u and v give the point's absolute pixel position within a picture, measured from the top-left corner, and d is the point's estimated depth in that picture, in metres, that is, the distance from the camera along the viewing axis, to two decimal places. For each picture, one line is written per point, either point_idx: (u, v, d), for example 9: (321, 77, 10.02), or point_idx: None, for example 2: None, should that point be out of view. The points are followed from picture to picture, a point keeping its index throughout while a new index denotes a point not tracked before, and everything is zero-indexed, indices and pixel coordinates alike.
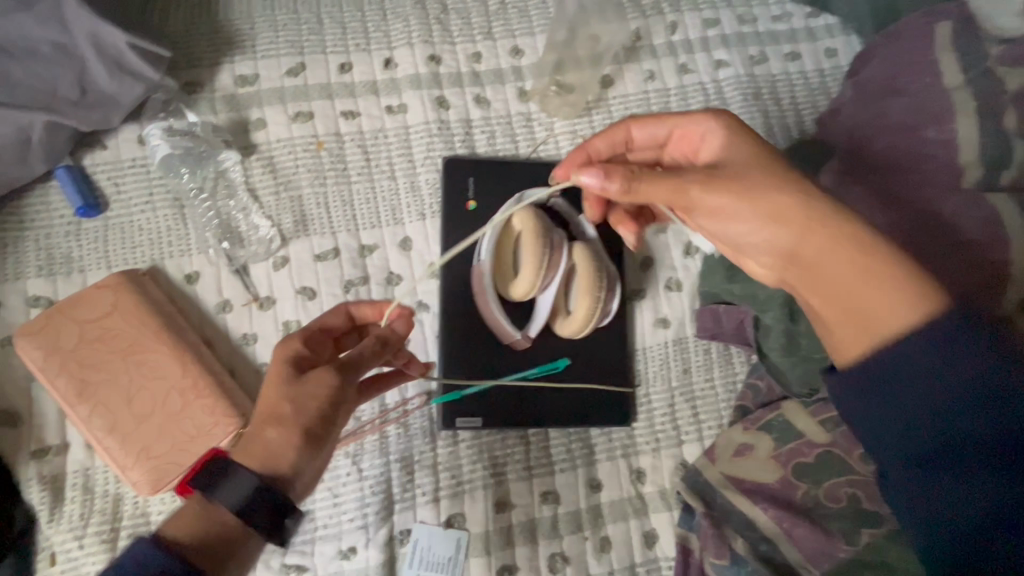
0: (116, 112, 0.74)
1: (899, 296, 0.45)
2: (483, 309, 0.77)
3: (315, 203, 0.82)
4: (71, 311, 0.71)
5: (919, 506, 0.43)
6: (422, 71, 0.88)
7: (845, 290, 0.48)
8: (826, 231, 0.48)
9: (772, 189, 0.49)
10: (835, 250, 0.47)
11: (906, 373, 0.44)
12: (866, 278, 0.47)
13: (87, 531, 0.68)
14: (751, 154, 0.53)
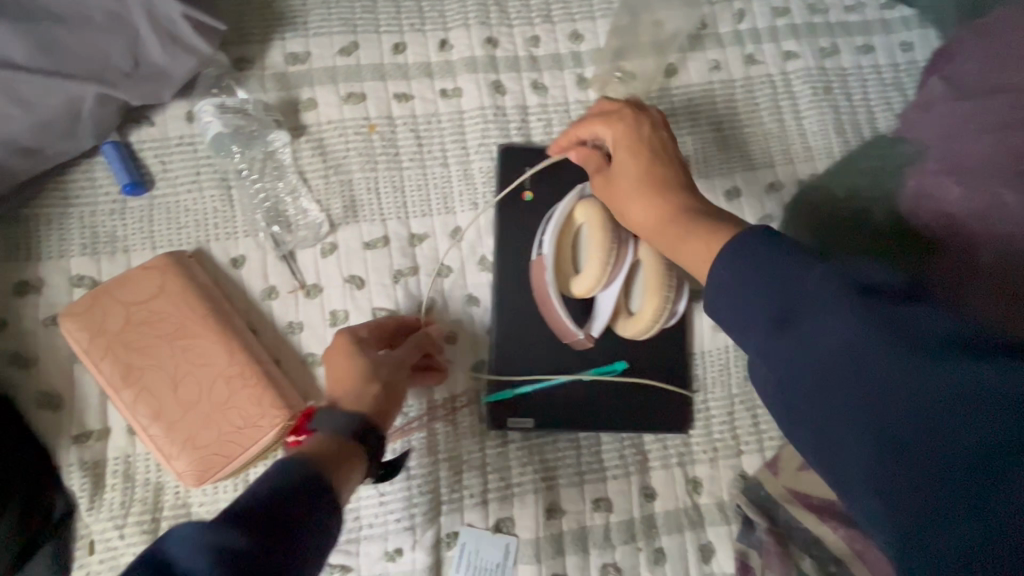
0: (168, 87, 0.71)
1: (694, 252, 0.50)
2: (543, 306, 0.73)
3: (365, 188, 0.78)
4: (115, 293, 0.68)
5: (844, 487, 0.37)
6: (479, 54, 0.84)
7: (680, 251, 0.52)
8: (675, 212, 0.54)
9: (649, 180, 0.57)
10: (673, 225, 0.53)
11: (807, 316, 0.39)
12: (679, 242, 0.52)
13: (128, 520, 0.66)
14: (635, 159, 0.59)
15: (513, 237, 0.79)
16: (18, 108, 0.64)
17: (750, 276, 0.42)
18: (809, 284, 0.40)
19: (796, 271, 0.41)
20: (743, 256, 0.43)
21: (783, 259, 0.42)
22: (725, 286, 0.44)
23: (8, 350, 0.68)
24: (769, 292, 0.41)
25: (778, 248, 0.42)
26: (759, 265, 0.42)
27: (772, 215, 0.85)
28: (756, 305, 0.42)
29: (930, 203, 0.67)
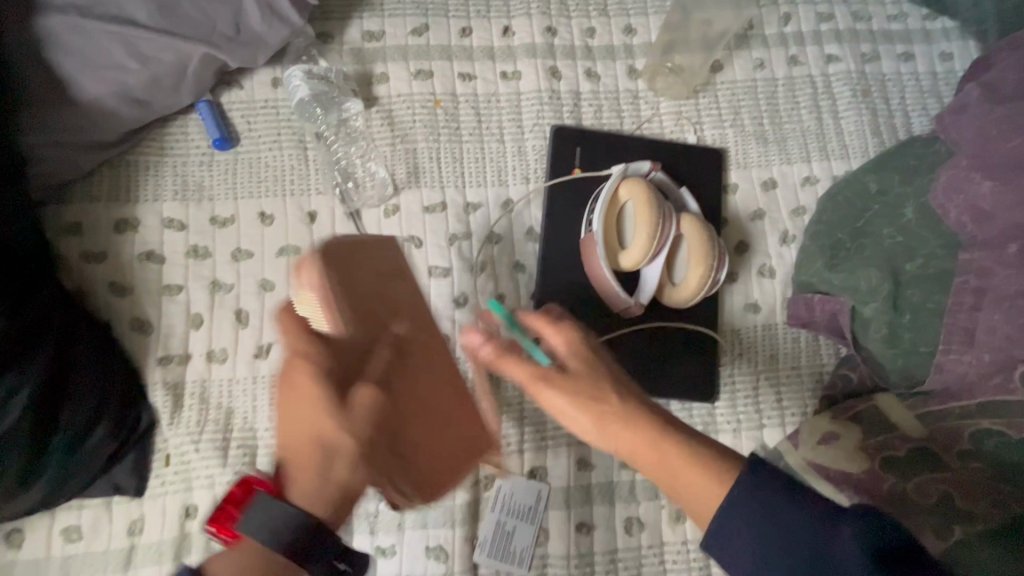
0: (262, 52, 0.80)
1: (687, 478, 0.48)
2: (595, 277, 0.78)
3: (428, 157, 0.85)
4: (356, 249, 0.56)
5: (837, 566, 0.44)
6: (538, 41, 0.91)
7: (671, 479, 0.49)
8: (645, 426, 0.50)
9: (601, 405, 0.51)
10: (669, 465, 0.49)
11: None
12: (672, 462, 0.49)
13: (203, 437, 0.73)
14: (607, 424, 0.51)
15: (561, 210, 0.85)
16: (137, 63, 0.75)
17: (768, 528, 0.46)
18: (841, 543, 0.44)
19: (813, 526, 0.45)
20: (746, 503, 0.46)
21: (790, 510, 0.45)
22: (736, 527, 0.46)
23: (107, 279, 0.76)
24: (791, 550, 0.45)
25: (784, 496, 0.46)
26: (764, 519, 0.46)
27: (805, 207, 0.90)
28: (779, 572, 0.45)
29: (961, 198, 0.71)
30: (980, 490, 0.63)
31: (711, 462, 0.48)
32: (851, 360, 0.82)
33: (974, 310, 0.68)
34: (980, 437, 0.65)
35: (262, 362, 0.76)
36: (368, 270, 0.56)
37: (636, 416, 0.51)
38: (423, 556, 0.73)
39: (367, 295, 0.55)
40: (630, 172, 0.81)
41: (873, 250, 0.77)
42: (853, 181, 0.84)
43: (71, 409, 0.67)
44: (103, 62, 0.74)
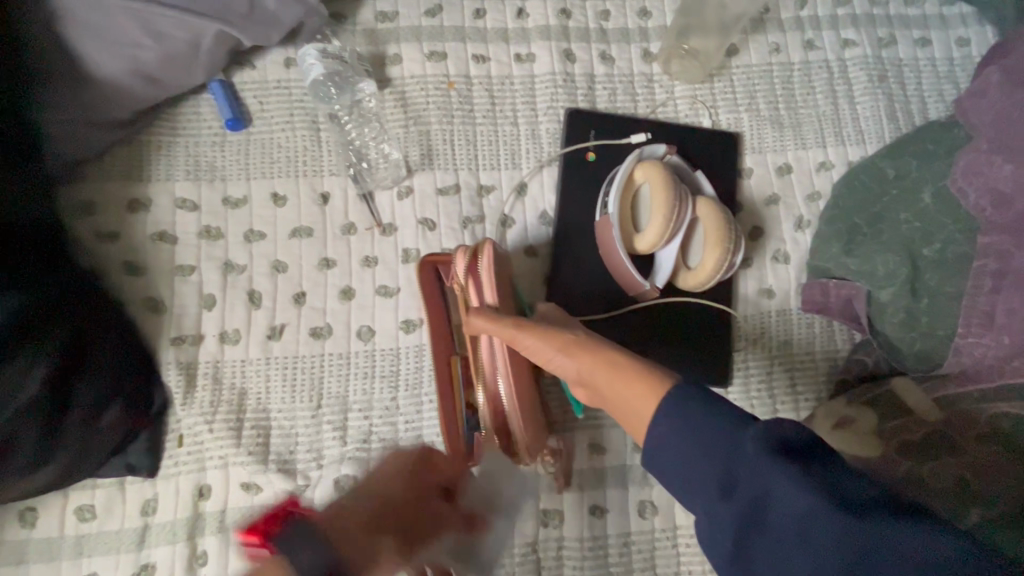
0: (276, 32, 0.80)
1: (631, 391, 0.53)
2: (611, 260, 0.78)
3: (442, 139, 0.84)
4: (504, 256, 0.71)
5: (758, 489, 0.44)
6: (553, 23, 0.90)
7: (616, 399, 0.55)
8: (603, 354, 0.57)
9: (562, 340, 0.60)
10: (612, 377, 0.55)
11: (753, 493, 0.44)
12: (622, 380, 0.54)
13: (216, 417, 0.73)
14: (561, 353, 0.59)
15: (576, 193, 0.84)
16: (152, 40, 0.74)
17: (688, 433, 0.47)
18: (748, 445, 0.45)
19: (727, 431, 0.46)
20: (673, 411, 0.48)
21: (708, 417, 0.47)
22: (667, 435, 0.48)
23: (120, 258, 0.76)
24: (707, 453, 0.46)
25: (705, 407, 0.48)
26: (689, 424, 0.47)
27: (820, 192, 0.89)
28: (691, 467, 0.47)
29: (981, 180, 0.69)
30: (995, 469, 0.60)
31: (652, 374, 0.53)
32: (866, 345, 0.82)
33: (993, 293, 0.66)
34: (997, 419, 0.63)
35: (275, 342, 0.76)
36: (504, 274, 0.70)
37: (592, 345, 0.59)
38: None
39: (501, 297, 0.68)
40: (646, 155, 0.81)
41: (891, 235, 0.76)
42: (869, 166, 0.83)
43: (87, 385, 0.66)
44: (118, 37, 0.73)
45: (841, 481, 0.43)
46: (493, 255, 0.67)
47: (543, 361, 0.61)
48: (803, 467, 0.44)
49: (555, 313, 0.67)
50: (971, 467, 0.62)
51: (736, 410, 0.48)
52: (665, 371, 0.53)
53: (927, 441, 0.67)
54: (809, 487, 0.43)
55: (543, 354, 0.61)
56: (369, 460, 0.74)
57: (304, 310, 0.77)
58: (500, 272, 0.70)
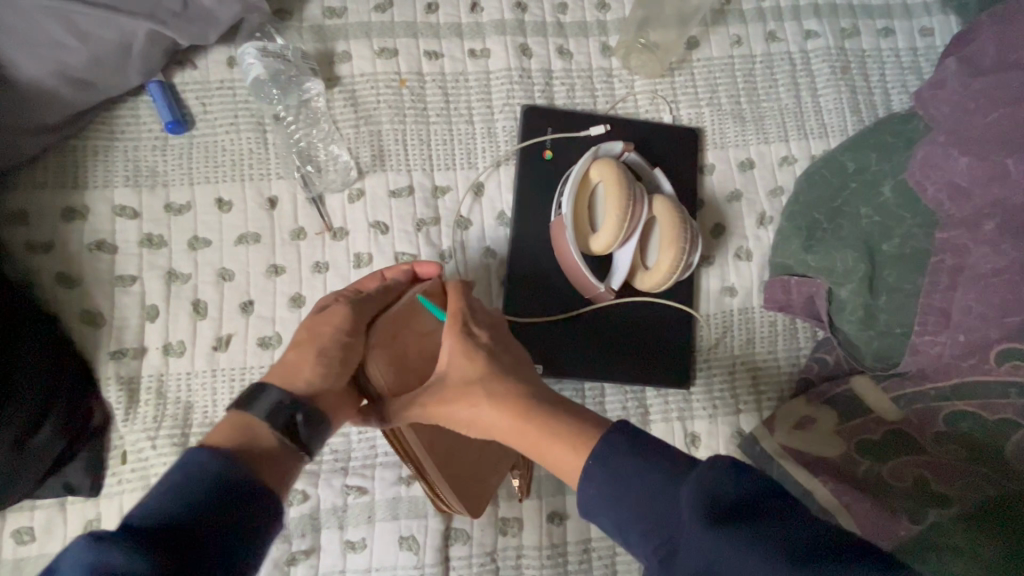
0: (214, 30, 0.77)
1: (554, 460, 0.50)
2: (565, 262, 0.77)
3: (393, 139, 0.82)
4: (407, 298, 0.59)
5: (704, 555, 0.40)
6: (508, 17, 0.87)
7: (542, 456, 0.51)
8: (522, 415, 0.52)
9: (479, 411, 0.53)
10: (538, 438, 0.51)
11: (700, 559, 0.40)
12: (543, 448, 0.50)
13: (159, 432, 0.71)
14: (487, 421, 0.53)
15: (532, 193, 0.82)
16: (78, 41, 0.71)
17: (619, 502, 0.45)
18: (682, 506, 0.42)
19: (657, 490, 0.44)
20: (599, 482, 0.46)
21: (635, 482, 0.45)
22: (595, 501, 0.46)
23: (56, 270, 0.73)
24: (641, 520, 0.44)
25: (634, 461, 0.46)
26: (616, 490, 0.45)
27: (783, 188, 0.88)
28: (633, 531, 0.45)
29: (937, 175, 0.68)
30: (955, 470, 0.59)
31: (572, 436, 0.49)
32: (827, 343, 0.81)
33: (950, 290, 0.66)
34: (955, 418, 0.63)
35: (221, 354, 0.73)
36: (411, 319, 0.58)
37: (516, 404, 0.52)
38: (395, 546, 0.71)
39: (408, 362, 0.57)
40: (602, 153, 0.79)
41: (850, 231, 0.75)
42: (831, 159, 0.81)
43: (18, 403, 0.64)
44: (39, 38, 0.70)
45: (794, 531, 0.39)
46: (377, 340, 0.56)
47: (463, 427, 0.55)
48: (744, 526, 0.40)
49: (458, 344, 0.55)
50: (930, 465, 0.61)
51: (667, 461, 0.45)
52: (581, 431, 0.49)
53: (888, 439, 0.66)
54: (759, 550, 0.39)
55: (464, 422, 0.54)
56: (319, 474, 0.72)
57: (251, 319, 0.75)
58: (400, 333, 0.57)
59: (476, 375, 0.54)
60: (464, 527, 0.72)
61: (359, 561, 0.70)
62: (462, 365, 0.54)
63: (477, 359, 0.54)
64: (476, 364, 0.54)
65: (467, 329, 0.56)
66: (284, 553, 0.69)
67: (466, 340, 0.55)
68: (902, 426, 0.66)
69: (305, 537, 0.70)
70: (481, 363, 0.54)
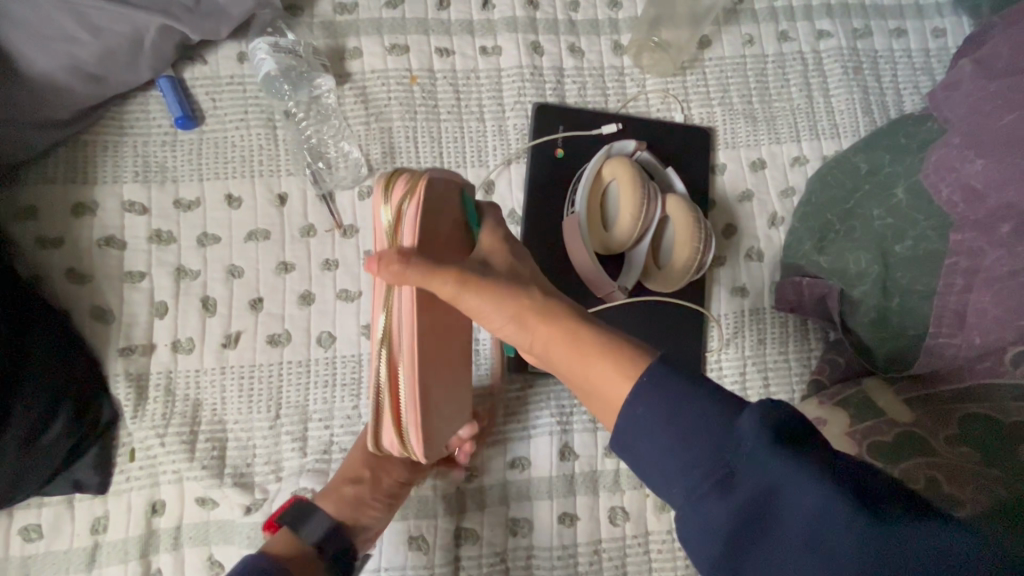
0: (224, 25, 0.77)
1: (599, 370, 0.48)
2: (578, 260, 0.77)
3: (404, 136, 0.81)
4: (451, 183, 0.60)
5: (758, 480, 0.39)
6: (519, 14, 0.87)
7: (579, 367, 0.50)
8: (567, 324, 0.52)
9: (517, 307, 0.53)
10: (581, 347, 0.50)
11: (756, 484, 0.39)
12: (584, 355, 0.49)
13: (168, 430, 0.71)
14: (525, 320, 0.53)
15: (543, 192, 0.82)
16: (89, 34, 0.70)
17: (669, 421, 0.43)
18: (741, 430, 0.40)
19: (713, 416, 0.42)
20: (648, 397, 0.44)
21: (690, 401, 0.42)
22: (640, 420, 0.44)
23: (64, 265, 0.72)
24: (687, 439, 0.42)
25: (682, 388, 0.43)
26: (668, 410, 0.43)
27: (795, 188, 0.87)
28: (673, 454, 0.42)
29: (954, 175, 0.67)
30: (970, 472, 0.57)
31: (622, 350, 0.48)
32: (840, 345, 0.80)
33: (965, 291, 0.65)
34: (969, 419, 0.62)
35: (230, 351, 0.73)
36: (454, 199, 0.59)
37: (559, 315, 0.52)
38: (405, 545, 0.70)
39: (442, 238, 0.56)
40: (615, 152, 0.79)
41: (864, 231, 0.75)
42: (844, 160, 0.81)
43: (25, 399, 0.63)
44: (50, 32, 0.69)
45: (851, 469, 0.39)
46: (431, 194, 0.55)
47: (491, 324, 0.54)
48: (807, 456, 0.39)
49: (503, 248, 0.58)
50: (944, 468, 0.58)
51: (721, 391, 0.43)
52: (636, 346, 0.48)
53: (900, 440, 0.63)
54: (822, 481, 0.38)
55: (498, 317, 0.53)
56: (329, 472, 0.71)
57: (261, 317, 0.74)
58: (439, 214, 0.56)
59: (522, 278, 0.55)
60: (474, 527, 0.72)
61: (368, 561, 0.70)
62: (507, 264, 0.56)
63: (521, 267, 0.56)
64: (522, 271, 0.56)
65: (508, 235, 0.60)
66: None
67: (508, 246, 0.58)
68: (914, 428, 0.65)
69: None
70: (524, 270, 0.56)
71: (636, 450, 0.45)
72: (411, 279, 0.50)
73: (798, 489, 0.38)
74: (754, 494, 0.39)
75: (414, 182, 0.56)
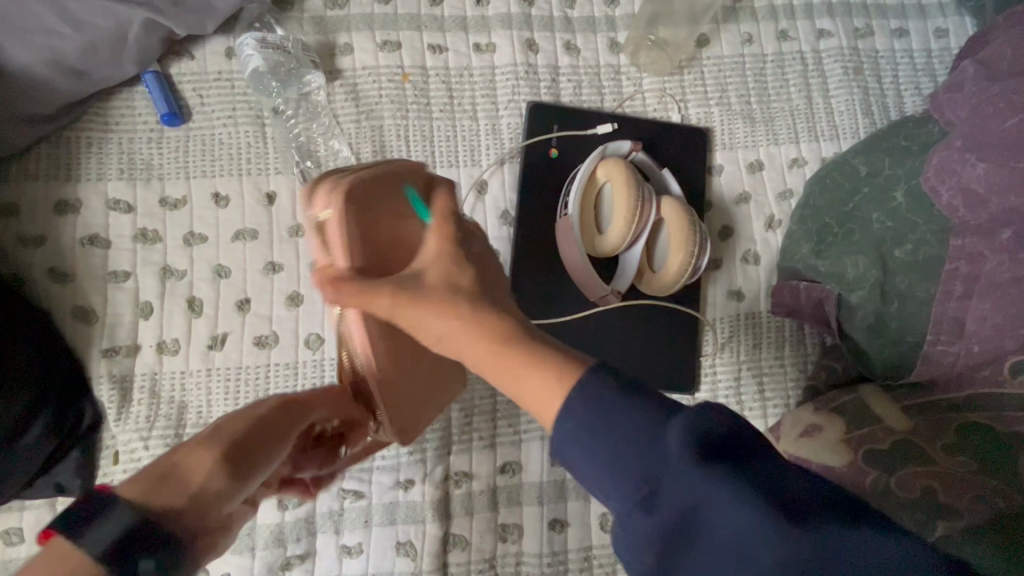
0: (212, 20, 0.75)
1: (541, 395, 0.42)
2: (571, 264, 0.75)
3: (396, 134, 0.80)
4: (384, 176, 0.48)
5: (686, 496, 0.37)
6: (514, 11, 0.85)
7: (525, 392, 0.43)
8: (505, 341, 0.43)
9: (460, 321, 0.43)
10: (529, 370, 0.42)
11: (684, 500, 0.37)
12: (524, 377, 0.42)
13: (153, 433, 0.69)
14: (470, 338, 0.43)
15: (537, 193, 0.80)
16: (71, 29, 0.69)
17: (595, 437, 0.40)
18: (669, 443, 0.38)
19: (641, 429, 0.39)
20: (579, 412, 0.40)
21: (624, 413, 0.39)
22: (570, 439, 0.40)
23: (47, 265, 0.71)
24: (615, 456, 0.39)
25: (613, 401, 0.40)
26: (598, 423, 0.40)
27: (793, 190, 0.86)
28: (603, 471, 0.39)
29: (953, 179, 0.66)
30: (962, 483, 0.57)
31: (566, 366, 0.42)
32: (835, 350, 0.79)
33: (964, 299, 0.64)
34: (967, 430, 0.61)
35: (217, 353, 0.72)
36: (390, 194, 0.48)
37: (503, 330, 0.44)
38: (393, 552, 0.69)
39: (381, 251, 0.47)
40: (610, 153, 0.78)
41: (862, 235, 0.73)
42: (842, 163, 0.79)
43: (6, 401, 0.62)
44: (32, 25, 0.69)
45: (782, 476, 0.38)
46: (349, 204, 0.45)
47: (428, 342, 0.45)
48: (735, 469, 0.37)
49: (448, 247, 0.46)
50: (939, 478, 0.59)
51: (651, 398, 0.40)
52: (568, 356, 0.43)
53: (896, 449, 0.63)
54: (751, 496, 0.36)
55: (437, 338, 0.44)
56: None
57: (247, 318, 0.73)
58: (377, 209, 0.47)
59: (465, 286, 0.45)
60: (463, 532, 0.71)
61: (355, 566, 0.69)
62: (450, 271, 0.45)
63: (468, 273, 0.45)
64: (466, 277, 0.45)
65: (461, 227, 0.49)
66: (278, 558, 0.68)
67: (457, 245, 0.47)
68: (909, 436, 0.64)
69: (300, 541, 0.69)
70: (470, 276, 0.45)
71: (569, 467, 0.42)
72: (338, 298, 0.43)
73: (728, 503, 0.36)
74: (684, 510, 0.37)
75: (337, 184, 0.46)
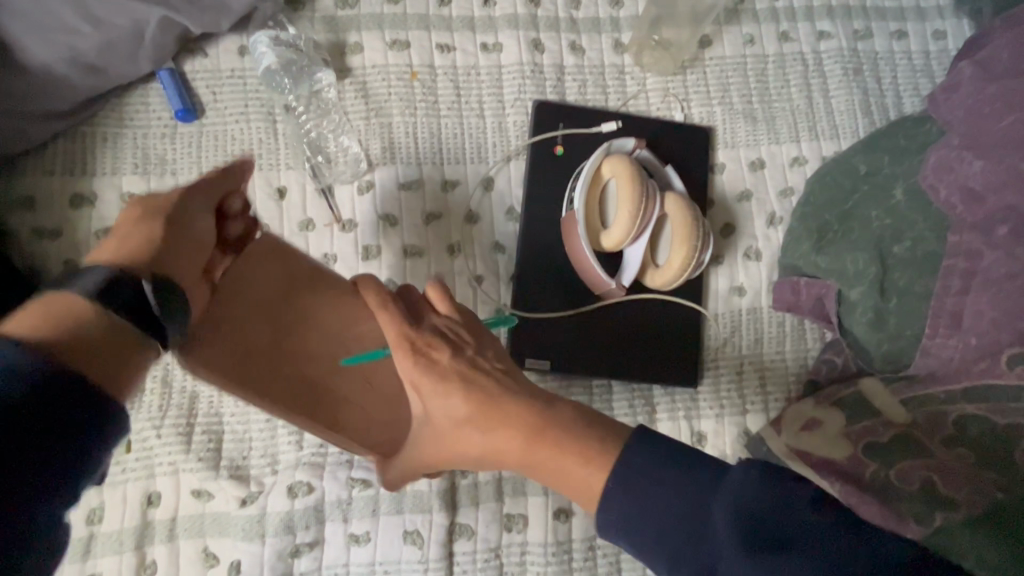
0: (226, 19, 0.77)
1: (577, 483, 0.49)
2: (576, 257, 0.77)
3: (404, 132, 0.81)
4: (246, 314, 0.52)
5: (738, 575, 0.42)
6: (521, 12, 0.87)
7: (561, 480, 0.50)
8: (532, 437, 0.49)
9: (489, 435, 0.50)
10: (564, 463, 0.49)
11: None
12: (552, 462, 0.49)
13: (165, 422, 0.71)
14: (506, 443, 0.50)
15: (543, 189, 0.82)
16: (89, 26, 0.72)
17: (645, 516, 0.46)
18: (715, 522, 0.44)
19: (686, 508, 0.46)
20: (620, 501, 0.47)
21: (666, 493, 0.46)
22: (621, 519, 0.47)
23: (62, 257, 0.73)
24: (665, 534, 0.46)
25: (654, 477, 0.47)
26: (642, 505, 0.47)
27: (794, 188, 0.87)
28: (657, 549, 0.46)
29: (951, 177, 0.68)
30: (963, 475, 0.56)
31: (595, 452, 0.48)
32: (836, 345, 0.81)
33: (961, 294, 0.65)
34: (966, 421, 0.61)
35: None
36: (243, 346, 0.51)
37: (527, 423, 0.50)
38: (400, 540, 0.70)
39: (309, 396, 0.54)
40: (614, 150, 0.80)
41: (861, 232, 0.75)
42: (843, 161, 0.80)
43: None
44: (52, 23, 0.71)
45: (823, 536, 0.42)
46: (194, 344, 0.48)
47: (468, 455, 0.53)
48: (778, 547, 0.42)
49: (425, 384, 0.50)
50: (939, 469, 0.58)
51: (692, 467, 0.47)
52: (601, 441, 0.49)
53: (895, 440, 0.63)
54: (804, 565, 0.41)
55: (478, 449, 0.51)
56: (325, 466, 0.71)
57: None
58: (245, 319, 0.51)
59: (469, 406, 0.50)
60: (468, 522, 0.72)
61: (363, 554, 0.70)
62: (440, 403, 0.50)
63: (458, 393, 0.50)
64: (456, 401, 0.50)
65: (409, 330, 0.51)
66: (287, 545, 0.69)
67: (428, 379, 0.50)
68: (909, 429, 0.64)
69: (309, 529, 0.70)
70: (461, 398, 0.50)
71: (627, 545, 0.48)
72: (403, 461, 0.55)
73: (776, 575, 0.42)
74: None
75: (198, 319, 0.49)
